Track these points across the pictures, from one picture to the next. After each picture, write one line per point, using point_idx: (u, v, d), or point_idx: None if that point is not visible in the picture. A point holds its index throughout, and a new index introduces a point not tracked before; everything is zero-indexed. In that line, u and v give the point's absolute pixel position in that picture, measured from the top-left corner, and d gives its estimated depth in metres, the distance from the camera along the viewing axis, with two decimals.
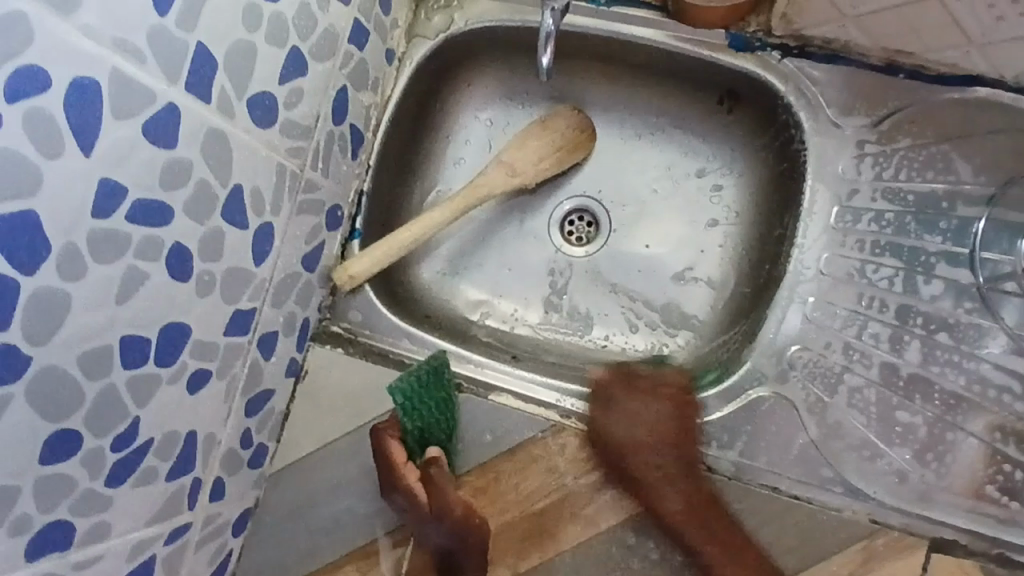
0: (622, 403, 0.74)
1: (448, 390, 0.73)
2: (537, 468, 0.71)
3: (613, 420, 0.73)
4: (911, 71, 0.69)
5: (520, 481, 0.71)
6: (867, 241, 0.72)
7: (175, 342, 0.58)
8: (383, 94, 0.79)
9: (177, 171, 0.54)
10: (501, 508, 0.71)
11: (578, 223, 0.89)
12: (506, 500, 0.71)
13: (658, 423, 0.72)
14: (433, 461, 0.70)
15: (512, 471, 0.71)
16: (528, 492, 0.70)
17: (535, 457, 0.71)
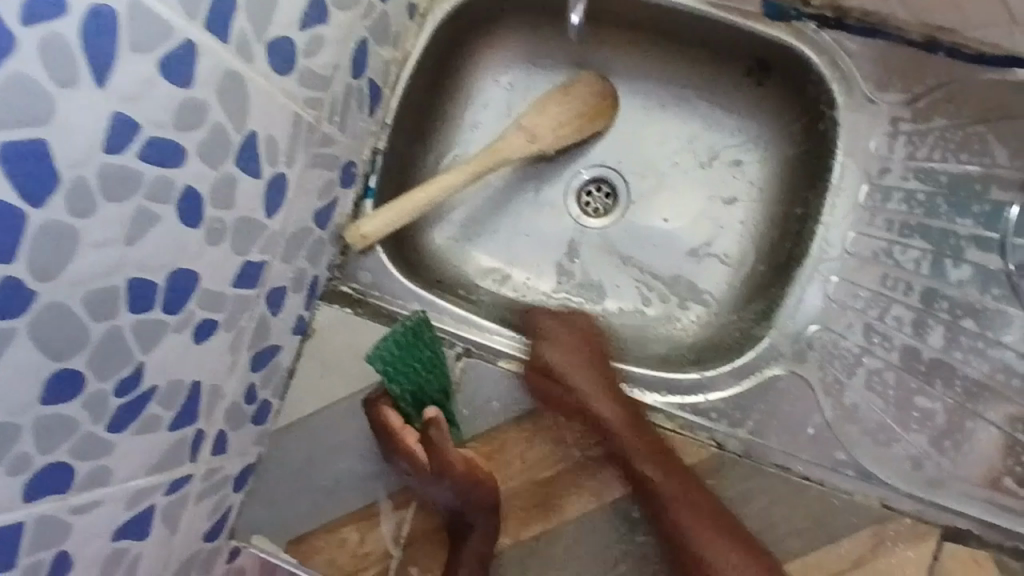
0: (555, 335, 0.74)
1: (432, 348, 0.71)
2: (545, 436, 0.71)
3: (559, 351, 0.72)
4: (949, 49, 0.67)
5: (527, 448, 0.71)
6: (896, 221, 0.70)
7: (183, 288, 0.57)
8: (403, 50, 0.77)
9: (192, 112, 0.52)
10: (506, 476, 0.70)
11: (596, 194, 0.87)
12: (511, 468, 0.70)
13: (575, 366, 0.71)
14: (432, 422, 0.68)
15: (519, 438, 0.71)
16: (534, 460, 0.70)
17: (543, 426, 0.71)
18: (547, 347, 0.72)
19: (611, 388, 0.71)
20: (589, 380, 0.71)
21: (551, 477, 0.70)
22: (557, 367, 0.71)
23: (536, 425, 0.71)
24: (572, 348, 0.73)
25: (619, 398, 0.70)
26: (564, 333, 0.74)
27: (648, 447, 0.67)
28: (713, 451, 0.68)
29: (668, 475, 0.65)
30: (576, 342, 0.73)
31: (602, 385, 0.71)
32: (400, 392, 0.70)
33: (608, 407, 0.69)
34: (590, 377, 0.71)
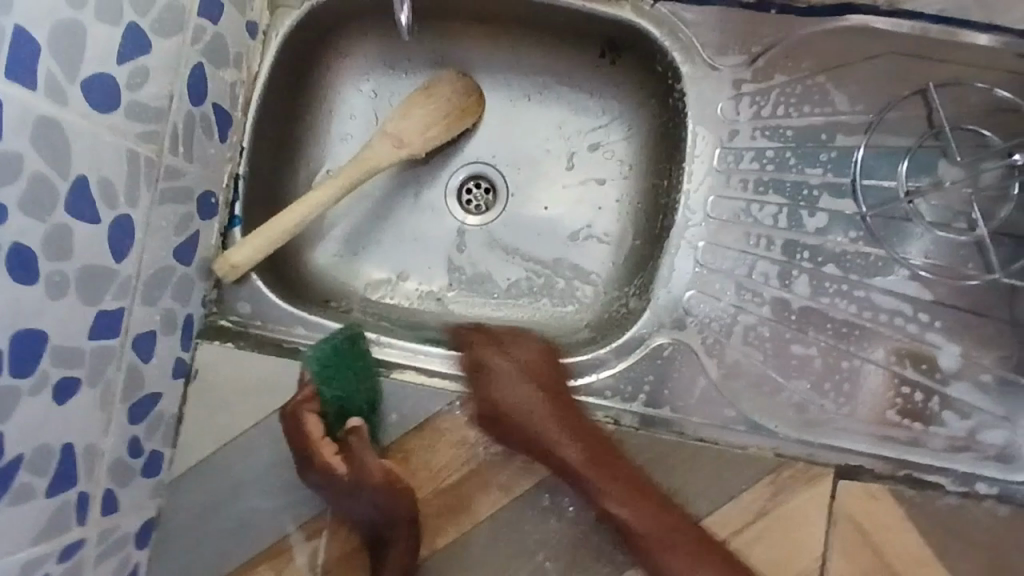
0: (495, 370, 0.70)
1: (368, 361, 0.71)
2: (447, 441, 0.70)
3: (503, 389, 0.69)
4: (781, 6, 0.71)
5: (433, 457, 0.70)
6: (751, 180, 0.72)
7: (31, 349, 0.53)
8: (248, 71, 0.75)
9: (6, 165, 0.48)
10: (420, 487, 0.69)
11: (475, 191, 0.87)
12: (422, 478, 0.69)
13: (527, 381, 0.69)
14: (354, 430, 0.68)
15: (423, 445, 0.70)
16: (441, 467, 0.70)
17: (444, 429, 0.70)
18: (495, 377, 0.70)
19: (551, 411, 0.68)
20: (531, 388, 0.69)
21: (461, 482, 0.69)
22: (509, 396, 0.69)
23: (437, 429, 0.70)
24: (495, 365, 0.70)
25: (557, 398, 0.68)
26: (506, 365, 0.70)
27: (590, 465, 0.65)
28: (613, 428, 0.69)
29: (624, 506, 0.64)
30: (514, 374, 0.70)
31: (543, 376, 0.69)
32: (328, 397, 0.69)
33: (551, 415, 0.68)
34: (528, 405, 0.68)
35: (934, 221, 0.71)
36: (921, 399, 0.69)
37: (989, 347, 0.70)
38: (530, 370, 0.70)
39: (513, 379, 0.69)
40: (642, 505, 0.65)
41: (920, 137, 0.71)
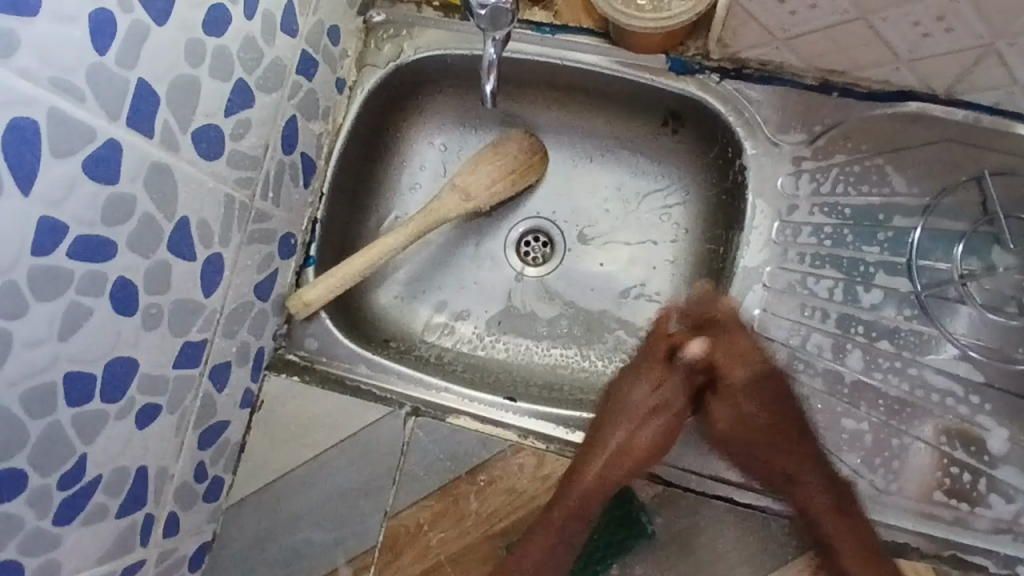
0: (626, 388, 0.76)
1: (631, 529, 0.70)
2: (599, 477, 0.70)
3: (637, 400, 0.75)
4: (843, 88, 0.73)
5: (572, 496, 0.70)
6: (807, 254, 0.74)
7: (123, 376, 0.57)
8: (334, 123, 0.80)
9: (121, 207, 0.53)
10: (548, 527, 0.69)
11: (533, 244, 0.91)
12: (543, 524, 0.70)
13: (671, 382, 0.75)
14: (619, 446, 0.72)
15: (575, 481, 0.70)
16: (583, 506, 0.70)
17: (597, 469, 0.71)
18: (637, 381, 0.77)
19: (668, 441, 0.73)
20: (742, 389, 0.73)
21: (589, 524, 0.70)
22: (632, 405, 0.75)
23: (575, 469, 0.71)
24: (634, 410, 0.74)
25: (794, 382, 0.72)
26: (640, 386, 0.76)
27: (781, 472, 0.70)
28: (661, 485, 0.71)
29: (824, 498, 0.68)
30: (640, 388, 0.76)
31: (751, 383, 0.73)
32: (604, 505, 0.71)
33: (656, 424, 0.73)
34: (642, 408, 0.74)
35: (987, 303, 0.73)
36: (971, 481, 0.69)
37: None
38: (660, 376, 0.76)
39: (657, 397, 0.75)
40: (842, 508, 0.68)
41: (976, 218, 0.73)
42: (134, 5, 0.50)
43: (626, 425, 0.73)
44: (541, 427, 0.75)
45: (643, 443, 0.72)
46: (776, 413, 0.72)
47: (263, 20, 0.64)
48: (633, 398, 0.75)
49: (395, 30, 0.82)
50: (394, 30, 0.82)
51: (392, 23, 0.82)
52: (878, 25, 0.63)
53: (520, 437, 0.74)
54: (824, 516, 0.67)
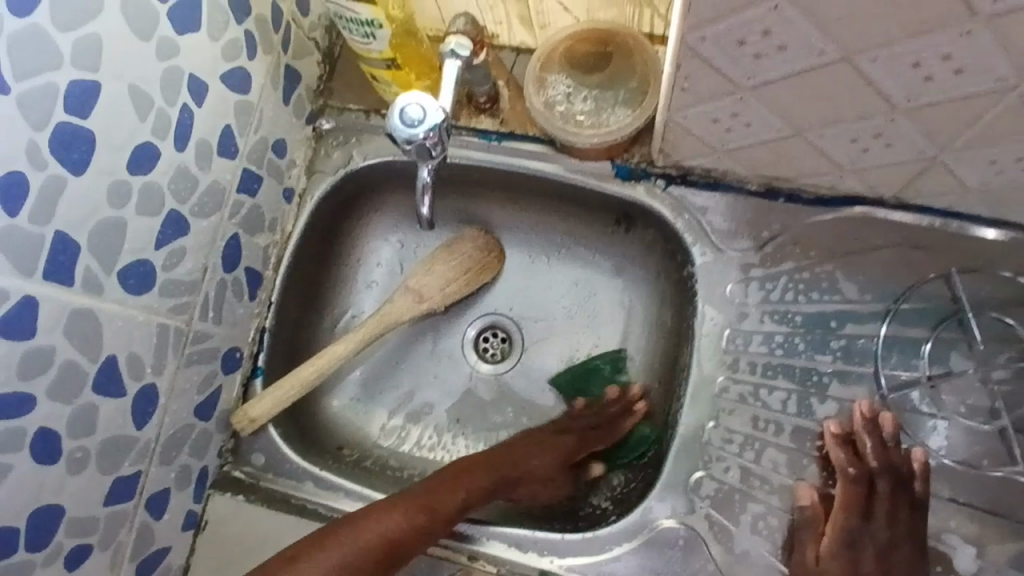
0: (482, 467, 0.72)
1: None
2: (492, 477, 0.71)
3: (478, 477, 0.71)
4: (788, 195, 0.73)
5: (463, 484, 0.69)
6: (759, 363, 0.73)
7: (45, 525, 0.56)
8: (283, 232, 0.80)
9: (39, 360, 0.52)
10: (414, 493, 0.67)
11: (491, 340, 0.89)
12: (414, 489, 0.68)
13: (557, 471, 0.75)
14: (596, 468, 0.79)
15: (472, 474, 0.70)
16: (466, 492, 0.69)
17: (511, 471, 0.72)
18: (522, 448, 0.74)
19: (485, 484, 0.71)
20: (841, 522, 0.66)
21: (448, 521, 0.68)
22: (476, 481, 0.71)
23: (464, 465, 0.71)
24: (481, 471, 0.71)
25: (881, 506, 0.66)
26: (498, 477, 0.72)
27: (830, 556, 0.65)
28: None
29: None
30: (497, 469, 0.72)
31: (881, 509, 0.66)
32: None
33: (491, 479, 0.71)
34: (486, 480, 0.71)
35: (958, 409, 0.69)
36: None
37: (1013, 546, 0.67)
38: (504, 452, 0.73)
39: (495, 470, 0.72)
40: None
41: (942, 318, 0.71)
42: (48, 161, 0.50)
43: (523, 450, 0.74)
44: (493, 548, 0.71)
45: (516, 464, 0.72)
46: (849, 538, 0.66)
47: (198, 148, 0.64)
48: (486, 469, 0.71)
49: (345, 136, 0.82)
50: (343, 137, 0.83)
51: (341, 130, 0.82)
52: (817, 142, 0.62)
53: (470, 559, 0.71)
54: None
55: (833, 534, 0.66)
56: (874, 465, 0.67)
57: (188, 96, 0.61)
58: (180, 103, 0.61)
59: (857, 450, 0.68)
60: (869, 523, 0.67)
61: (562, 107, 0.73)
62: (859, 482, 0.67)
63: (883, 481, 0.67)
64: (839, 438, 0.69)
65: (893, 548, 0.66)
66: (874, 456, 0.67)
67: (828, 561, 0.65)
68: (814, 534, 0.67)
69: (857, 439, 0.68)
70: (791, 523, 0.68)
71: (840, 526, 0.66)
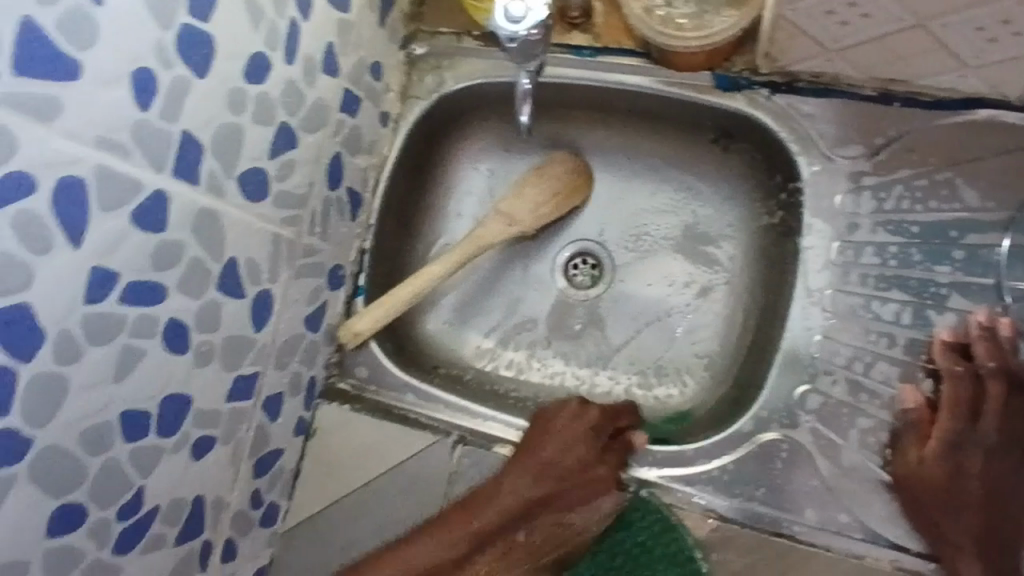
0: (509, 481, 0.68)
1: (674, 541, 0.68)
2: (505, 513, 0.67)
3: (506, 496, 0.67)
4: (905, 98, 0.69)
5: (430, 550, 0.65)
6: (871, 275, 0.69)
7: (178, 411, 0.60)
8: (379, 155, 0.82)
9: (170, 252, 0.55)
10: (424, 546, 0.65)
11: (582, 267, 0.89)
12: (401, 554, 0.65)
13: (586, 444, 0.70)
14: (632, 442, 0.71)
15: (450, 526, 0.66)
16: (506, 526, 0.67)
17: (502, 495, 0.67)
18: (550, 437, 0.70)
19: (489, 525, 0.67)
20: (947, 425, 0.64)
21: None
22: (507, 501, 0.67)
23: (466, 508, 0.67)
24: (501, 504, 0.67)
25: (993, 409, 0.63)
26: (515, 496, 0.67)
27: (935, 455, 0.64)
28: (717, 522, 0.68)
29: (955, 483, 0.63)
30: (506, 498, 0.67)
31: (992, 413, 0.63)
32: (624, 522, 0.70)
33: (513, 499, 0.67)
34: (499, 511, 0.67)
35: None
36: None
37: None
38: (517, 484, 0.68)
39: (511, 494, 0.67)
40: (965, 493, 0.63)
41: None
42: (175, 61, 0.52)
43: (494, 484, 0.68)
44: None
45: (506, 509, 0.67)
46: (956, 440, 0.64)
47: (304, 65, 0.66)
48: (501, 489, 0.67)
49: (437, 61, 0.83)
50: (436, 61, 0.83)
51: (434, 55, 0.83)
52: (940, 33, 0.58)
53: None
54: (947, 501, 0.63)
55: (936, 437, 0.64)
56: (988, 366, 0.64)
57: (295, 11, 0.63)
58: (288, 16, 0.63)
59: (970, 354, 0.65)
60: (975, 427, 0.64)
61: (661, 12, 0.71)
62: (965, 381, 0.64)
63: (995, 384, 0.63)
64: (951, 345, 0.66)
65: (1001, 453, 0.63)
66: (989, 357, 0.64)
67: (932, 462, 0.64)
68: (918, 435, 0.65)
69: (972, 345, 0.65)
70: (894, 426, 0.66)
71: (947, 428, 0.64)
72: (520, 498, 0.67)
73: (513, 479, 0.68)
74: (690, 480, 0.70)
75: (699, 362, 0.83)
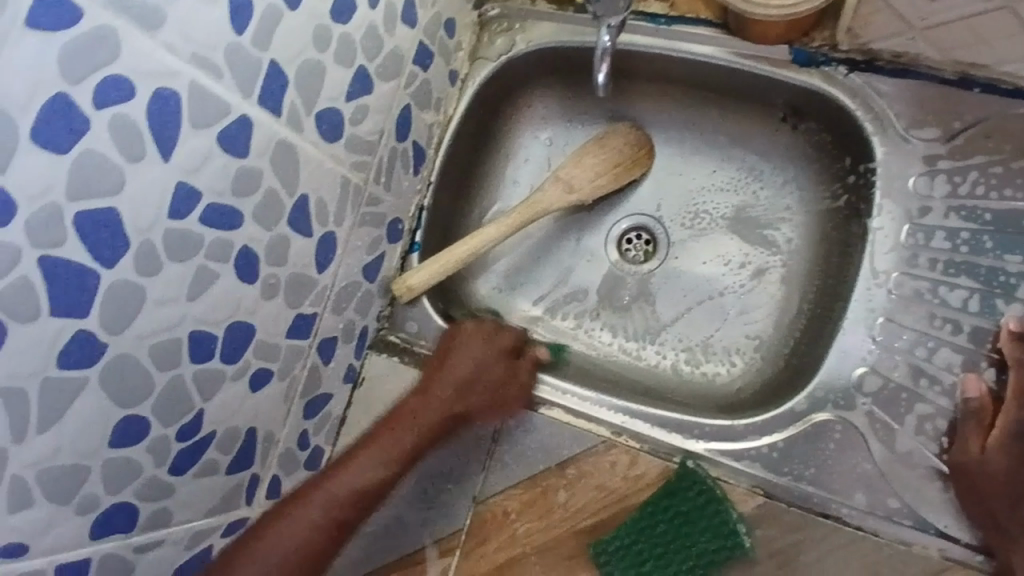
0: (409, 408, 0.72)
1: (719, 514, 0.67)
2: (416, 435, 0.70)
3: (409, 427, 0.71)
4: (985, 84, 0.67)
5: (335, 485, 0.66)
6: (940, 260, 0.69)
7: (242, 340, 0.61)
8: (445, 113, 0.82)
9: (248, 179, 0.56)
10: (359, 468, 0.68)
11: (635, 241, 0.89)
12: (327, 482, 0.67)
13: (497, 361, 0.75)
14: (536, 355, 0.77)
15: (360, 458, 0.68)
16: (402, 455, 0.70)
17: (406, 430, 0.70)
18: (459, 353, 0.75)
19: (420, 441, 0.71)
20: (1011, 417, 0.62)
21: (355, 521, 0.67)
22: (411, 430, 0.71)
23: (372, 437, 0.70)
24: (393, 436, 0.70)
25: None
26: (422, 416, 0.71)
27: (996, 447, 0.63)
28: (764, 498, 0.68)
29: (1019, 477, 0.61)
30: (408, 425, 0.71)
31: None
32: (671, 489, 0.69)
33: (436, 418, 0.71)
34: (407, 438, 0.70)
35: None
36: None
37: None
38: (437, 398, 0.72)
39: (411, 424, 0.71)
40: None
41: None
42: None
43: (400, 417, 0.71)
44: (637, 425, 0.73)
45: (393, 443, 0.70)
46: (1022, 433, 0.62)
47: (386, 11, 0.67)
48: (403, 416, 0.71)
49: (508, 23, 0.83)
50: (507, 24, 0.84)
51: (506, 17, 0.83)
52: None
53: (614, 434, 0.73)
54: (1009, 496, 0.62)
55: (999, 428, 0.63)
56: None
57: None
58: None
59: None
60: None
61: None
62: None
63: None
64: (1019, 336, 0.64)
65: None
66: None
67: (993, 453, 0.62)
68: (980, 425, 0.64)
69: None
70: (953, 415, 0.66)
71: (1011, 419, 0.63)
72: (427, 417, 0.71)
73: (425, 401, 0.72)
74: (736, 453, 0.70)
75: (750, 343, 0.82)
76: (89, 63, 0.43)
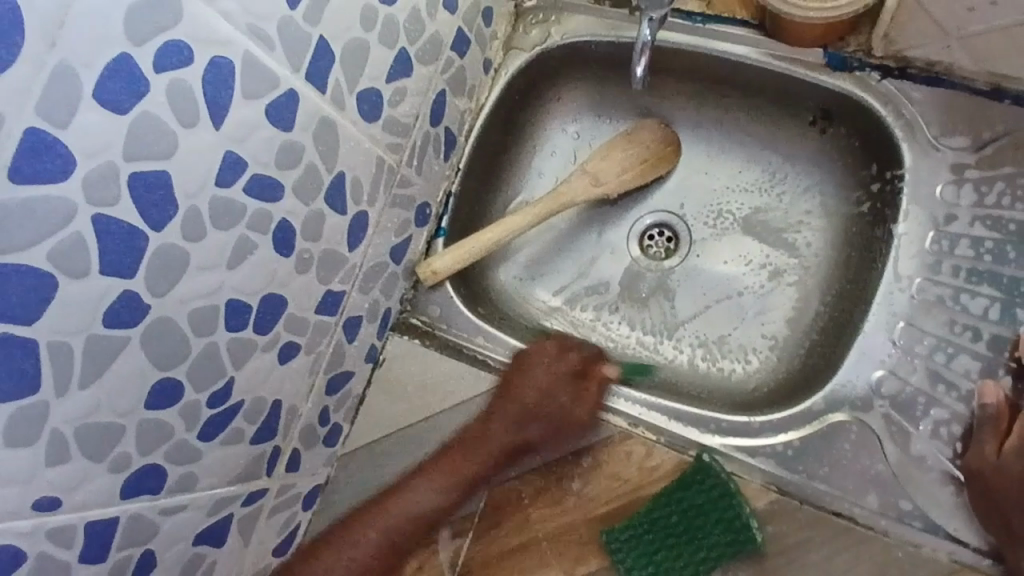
0: (480, 431, 0.73)
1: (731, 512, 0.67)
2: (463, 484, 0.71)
3: (467, 461, 0.71)
4: (1016, 96, 0.68)
5: (399, 510, 0.70)
6: (963, 268, 0.69)
7: (273, 312, 0.62)
8: (477, 101, 0.83)
9: (291, 152, 0.57)
10: (415, 494, 0.71)
11: (657, 238, 0.90)
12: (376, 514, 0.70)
13: (566, 388, 0.74)
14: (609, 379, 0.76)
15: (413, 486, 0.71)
16: (460, 484, 0.71)
17: (475, 456, 0.71)
18: (524, 377, 0.75)
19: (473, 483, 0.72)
20: None
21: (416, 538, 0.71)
22: (467, 464, 0.71)
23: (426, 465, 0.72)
24: (456, 473, 0.71)
25: None
26: (490, 449, 0.72)
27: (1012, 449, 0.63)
28: (777, 494, 0.68)
29: None
30: (474, 448, 0.72)
31: None
32: (685, 482, 0.69)
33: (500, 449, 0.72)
34: (473, 463, 0.71)
35: None
36: None
37: None
38: (490, 432, 0.72)
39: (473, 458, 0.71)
40: None
41: None
42: None
43: (464, 444, 0.72)
44: (654, 417, 0.74)
45: (456, 467, 0.71)
46: None
47: None
48: (455, 449, 0.72)
49: (544, 15, 0.84)
50: (543, 16, 0.84)
51: (542, 8, 0.84)
52: None
53: (630, 425, 0.74)
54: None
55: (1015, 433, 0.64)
56: None
57: None
58: None
59: None
60: None
61: None
62: None
63: None
64: None
65: None
66: None
67: (1009, 456, 0.63)
68: (996, 430, 0.65)
69: None
70: (970, 420, 0.67)
71: None
72: (491, 445, 0.72)
73: (488, 426, 0.73)
74: (750, 449, 0.71)
75: (767, 343, 0.83)
76: (154, 27, 0.44)
